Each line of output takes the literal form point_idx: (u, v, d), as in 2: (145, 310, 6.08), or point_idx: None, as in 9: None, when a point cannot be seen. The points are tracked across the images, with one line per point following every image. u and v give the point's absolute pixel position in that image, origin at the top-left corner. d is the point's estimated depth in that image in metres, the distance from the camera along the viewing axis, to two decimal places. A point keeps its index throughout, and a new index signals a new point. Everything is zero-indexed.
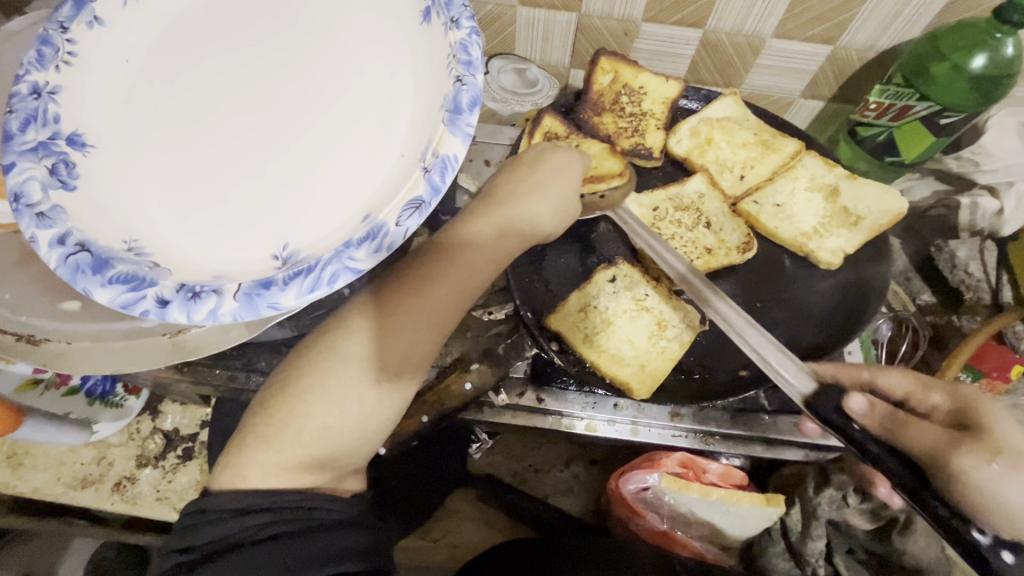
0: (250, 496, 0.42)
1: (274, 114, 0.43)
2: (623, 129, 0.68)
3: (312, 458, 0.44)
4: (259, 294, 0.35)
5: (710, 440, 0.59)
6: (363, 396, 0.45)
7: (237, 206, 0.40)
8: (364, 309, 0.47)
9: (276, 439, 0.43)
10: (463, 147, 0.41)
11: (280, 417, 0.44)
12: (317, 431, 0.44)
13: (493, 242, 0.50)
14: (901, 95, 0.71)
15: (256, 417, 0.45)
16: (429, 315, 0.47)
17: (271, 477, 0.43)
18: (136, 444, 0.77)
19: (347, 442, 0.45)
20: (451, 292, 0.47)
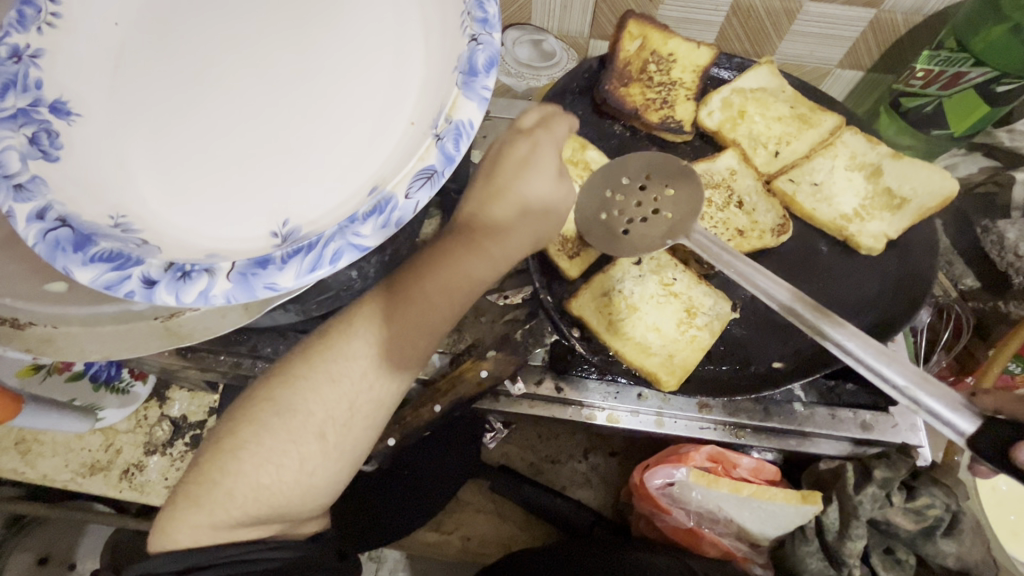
0: (196, 555, 0.43)
1: (273, 81, 0.40)
2: (651, 100, 0.63)
3: (255, 516, 0.45)
4: (255, 274, 0.32)
5: (742, 432, 0.56)
6: (304, 448, 0.45)
7: (233, 182, 0.37)
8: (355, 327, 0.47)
9: (206, 503, 0.44)
10: (478, 113, 0.37)
11: (214, 474, 0.45)
12: (269, 484, 0.45)
13: (436, 293, 0.47)
14: (955, 61, 0.65)
15: (197, 470, 0.46)
16: (379, 362, 0.47)
17: (213, 534, 0.44)
18: (143, 430, 0.75)
19: (289, 497, 0.46)
20: (442, 307, 0.47)
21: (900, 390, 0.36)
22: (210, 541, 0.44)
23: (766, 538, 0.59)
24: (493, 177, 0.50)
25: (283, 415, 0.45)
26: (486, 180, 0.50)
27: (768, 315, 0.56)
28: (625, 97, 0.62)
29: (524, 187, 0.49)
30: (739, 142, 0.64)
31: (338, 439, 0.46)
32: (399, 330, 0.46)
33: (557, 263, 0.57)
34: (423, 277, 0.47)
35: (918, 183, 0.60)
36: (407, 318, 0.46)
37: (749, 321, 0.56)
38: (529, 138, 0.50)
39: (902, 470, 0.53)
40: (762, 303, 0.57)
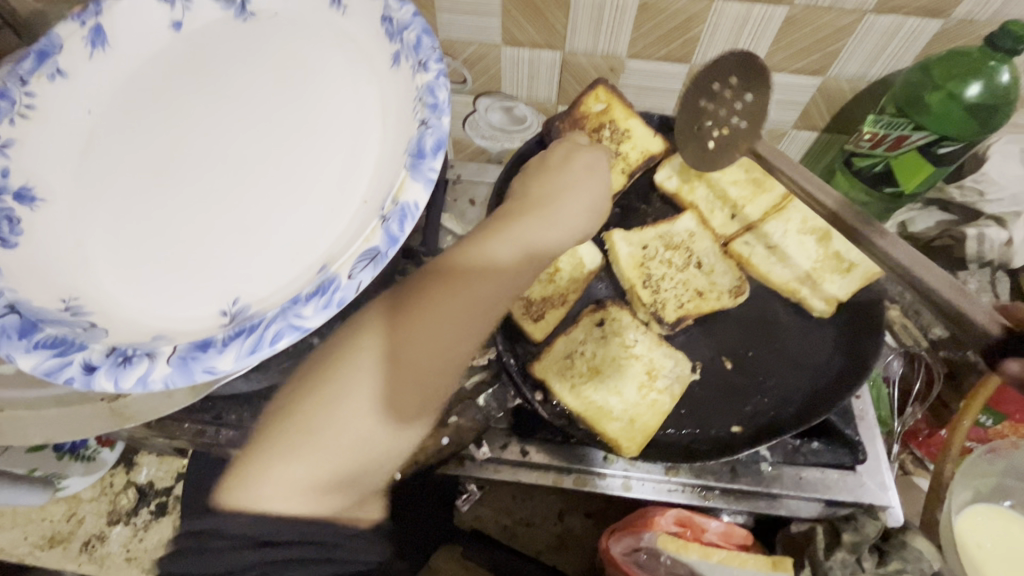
0: (267, 524, 0.38)
1: (237, 163, 0.42)
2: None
3: (339, 478, 0.40)
4: (195, 358, 0.32)
5: (711, 495, 0.55)
6: (388, 405, 0.41)
7: (191, 261, 0.38)
8: (380, 320, 0.43)
9: (288, 463, 0.39)
10: (424, 194, 0.38)
11: (295, 436, 0.40)
12: (352, 442, 0.40)
13: (481, 275, 0.45)
14: (896, 125, 0.69)
15: (266, 431, 0.41)
16: (433, 335, 0.42)
17: (298, 500, 0.39)
18: (108, 498, 0.74)
19: (376, 454, 0.41)
20: (492, 289, 0.45)
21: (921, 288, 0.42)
22: (295, 508, 0.39)
23: None
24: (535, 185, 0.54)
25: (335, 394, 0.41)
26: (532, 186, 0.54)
27: (729, 376, 0.57)
28: None
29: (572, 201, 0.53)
30: (696, 204, 0.66)
31: (426, 389, 0.42)
32: (451, 311, 0.43)
33: (522, 326, 0.58)
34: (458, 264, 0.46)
35: None
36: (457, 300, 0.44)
37: (708, 382, 0.57)
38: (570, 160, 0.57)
39: (870, 532, 0.53)
40: (722, 364, 0.57)
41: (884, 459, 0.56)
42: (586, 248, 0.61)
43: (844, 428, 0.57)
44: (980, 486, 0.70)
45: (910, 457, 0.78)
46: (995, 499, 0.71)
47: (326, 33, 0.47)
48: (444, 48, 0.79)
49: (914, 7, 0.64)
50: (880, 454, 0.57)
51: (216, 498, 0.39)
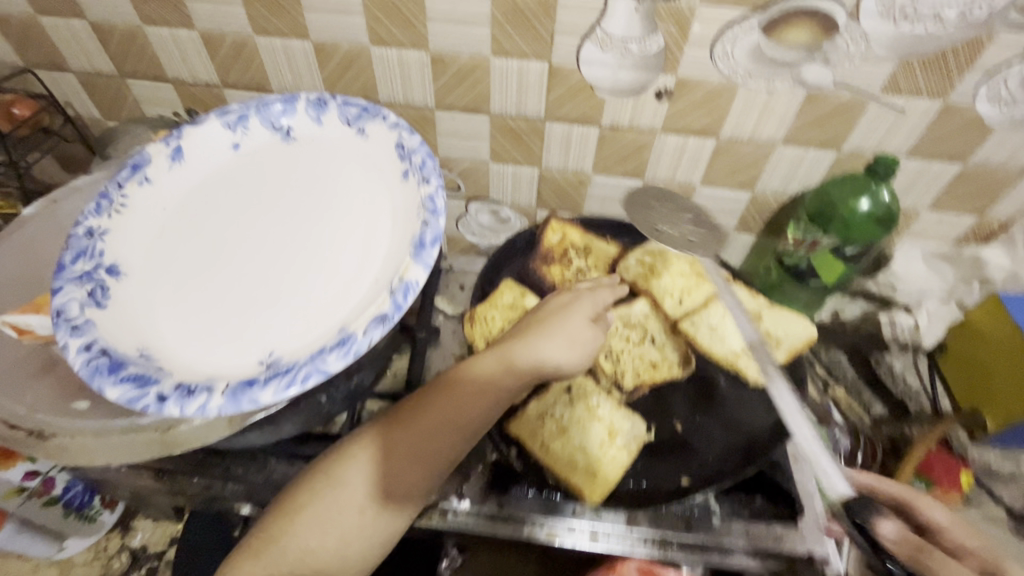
0: None
1: (279, 252, 0.54)
2: (568, 279, 0.78)
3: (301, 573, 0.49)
4: (244, 392, 0.41)
5: (669, 547, 0.61)
6: (356, 519, 0.51)
7: (239, 324, 0.49)
8: (371, 442, 0.55)
9: (262, 555, 0.49)
10: (423, 274, 0.50)
11: (275, 534, 0.50)
12: (318, 546, 0.50)
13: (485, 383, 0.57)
14: (811, 231, 0.86)
15: (264, 524, 0.52)
16: (389, 464, 0.54)
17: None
18: (101, 562, 0.77)
19: (333, 563, 0.50)
20: (446, 432, 0.54)
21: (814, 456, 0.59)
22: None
23: None
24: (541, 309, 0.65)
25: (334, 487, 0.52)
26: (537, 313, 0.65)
27: (680, 437, 0.66)
28: (546, 274, 0.79)
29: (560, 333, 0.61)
30: (649, 292, 0.78)
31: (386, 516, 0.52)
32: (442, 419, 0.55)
33: None
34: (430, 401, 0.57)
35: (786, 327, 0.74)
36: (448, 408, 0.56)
37: (663, 442, 0.65)
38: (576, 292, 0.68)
39: None
40: (675, 426, 0.67)
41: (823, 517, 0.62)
42: None
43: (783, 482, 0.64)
44: None
45: None
46: None
47: (353, 155, 0.62)
48: (441, 163, 0.97)
49: (810, 141, 0.82)
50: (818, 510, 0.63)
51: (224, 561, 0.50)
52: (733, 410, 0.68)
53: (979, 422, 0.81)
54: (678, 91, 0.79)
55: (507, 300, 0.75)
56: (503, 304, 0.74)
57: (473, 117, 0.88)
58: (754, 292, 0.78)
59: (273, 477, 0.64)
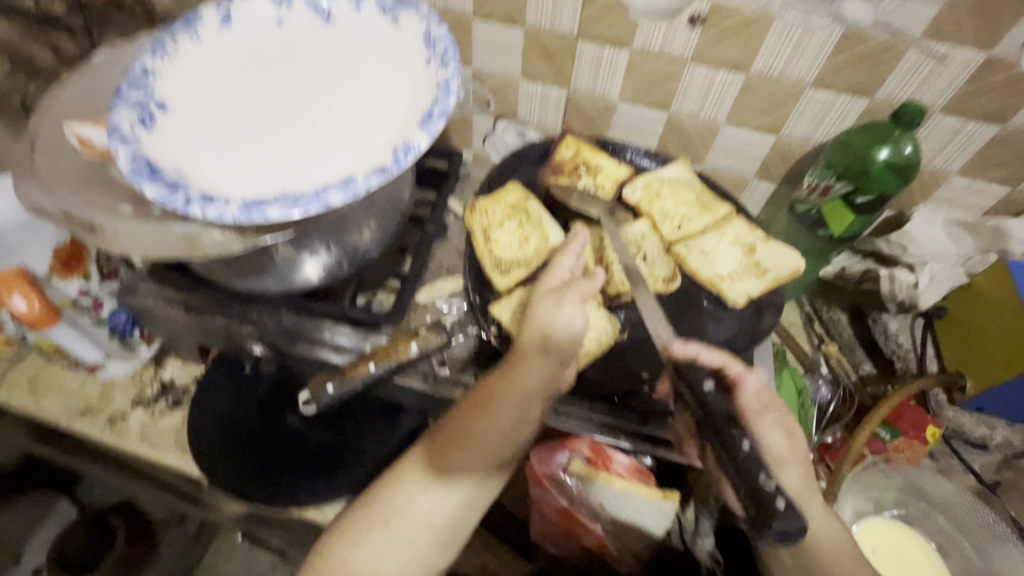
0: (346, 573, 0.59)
1: (306, 116, 0.60)
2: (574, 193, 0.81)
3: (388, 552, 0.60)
4: (257, 207, 0.48)
5: (621, 436, 0.65)
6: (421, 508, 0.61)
7: (259, 165, 0.55)
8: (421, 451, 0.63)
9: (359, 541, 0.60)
10: (426, 140, 0.55)
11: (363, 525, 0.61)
12: (397, 530, 0.60)
13: (497, 380, 0.61)
14: (825, 176, 0.84)
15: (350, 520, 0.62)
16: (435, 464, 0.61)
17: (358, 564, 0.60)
18: (136, 386, 0.89)
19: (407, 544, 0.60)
20: (480, 429, 0.60)
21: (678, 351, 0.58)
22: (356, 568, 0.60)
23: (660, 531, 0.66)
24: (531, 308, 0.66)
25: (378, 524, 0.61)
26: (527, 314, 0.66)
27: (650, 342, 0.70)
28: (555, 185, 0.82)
29: (558, 319, 0.62)
30: (652, 213, 0.80)
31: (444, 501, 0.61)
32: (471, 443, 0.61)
33: (492, 277, 0.75)
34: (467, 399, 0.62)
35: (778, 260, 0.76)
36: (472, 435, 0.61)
37: (631, 343, 0.70)
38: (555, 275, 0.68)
39: None
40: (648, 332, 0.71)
41: None
42: (553, 229, 0.78)
43: None
44: (881, 499, 0.81)
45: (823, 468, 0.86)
46: (889, 512, 0.81)
47: (382, 38, 0.66)
48: (474, 75, 0.99)
49: (843, 86, 0.81)
50: None
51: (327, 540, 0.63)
52: (707, 328, 0.72)
53: (960, 384, 0.80)
54: (712, 17, 0.79)
55: (512, 202, 0.80)
56: (507, 204, 0.79)
57: (508, 30, 0.90)
58: (755, 228, 0.80)
59: (283, 324, 0.73)
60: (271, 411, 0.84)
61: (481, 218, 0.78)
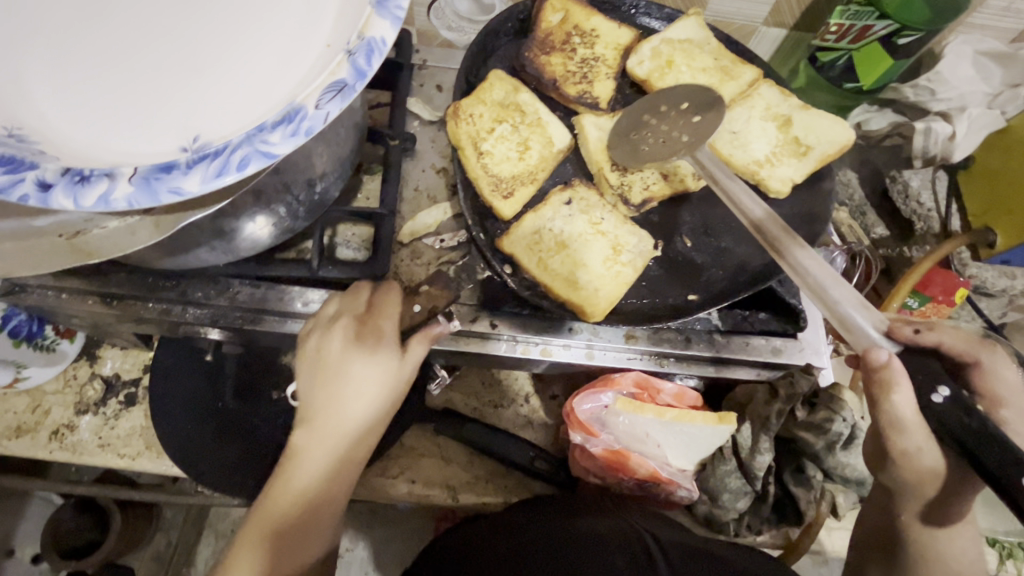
0: None
1: (193, 3, 0.39)
2: (571, 73, 0.67)
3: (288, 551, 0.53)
4: (160, 179, 0.30)
5: (665, 360, 0.60)
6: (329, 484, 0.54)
7: (145, 103, 0.36)
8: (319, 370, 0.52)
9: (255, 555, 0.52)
10: (392, 31, 0.37)
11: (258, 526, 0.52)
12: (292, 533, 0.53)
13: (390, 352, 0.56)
14: (863, 14, 0.67)
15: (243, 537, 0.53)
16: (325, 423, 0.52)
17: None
18: (73, 390, 0.73)
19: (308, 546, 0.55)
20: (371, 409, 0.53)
21: (835, 312, 0.44)
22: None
23: (693, 464, 0.64)
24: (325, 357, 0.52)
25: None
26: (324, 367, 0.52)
27: (688, 254, 0.62)
28: (546, 66, 0.67)
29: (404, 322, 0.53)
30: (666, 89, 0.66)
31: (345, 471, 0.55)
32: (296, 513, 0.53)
33: (493, 204, 0.62)
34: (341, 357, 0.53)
35: (821, 132, 0.65)
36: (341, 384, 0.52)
37: (666, 263, 0.62)
38: (354, 312, 0.54)
39: (803, 388, 0.58)
40: (681, 243, 0.62)
41: (821, 329, 0.62)
42: (555, 128, 0.65)
43: (791, 299, 0.60)
44: None
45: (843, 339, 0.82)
46: None
47: None
48: None
49: None
50: (817, 325, 0.62)
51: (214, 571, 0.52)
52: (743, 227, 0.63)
53: (989, 240, 0.76)
54: None
55: (498, 98, 0.66)
56: (493, 101, 0.66)
57: None
58: (786, 93, 0.68)
59: (239, 300, 0.58)
60: (250, 393, 0.71)
61: (467, 125, 0.64)
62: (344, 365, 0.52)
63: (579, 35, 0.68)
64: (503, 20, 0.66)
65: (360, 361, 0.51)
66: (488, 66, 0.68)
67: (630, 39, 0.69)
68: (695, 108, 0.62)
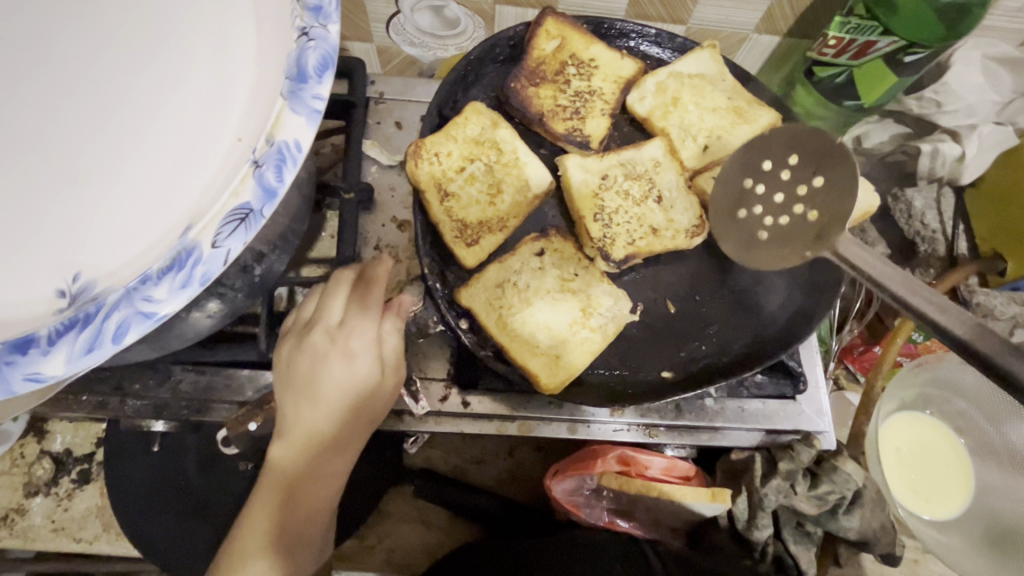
0: None
1: (61, 94, 0.31)
2: (561, 108, 0.59)
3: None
4: (10, 363, 0.25)
5: (655, 431, 0.55)
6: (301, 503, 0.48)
7: (14, 234, 0.30)
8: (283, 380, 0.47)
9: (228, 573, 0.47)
10: (309, 131, 0.31)
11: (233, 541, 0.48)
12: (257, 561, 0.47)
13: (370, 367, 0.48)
14: (865, 29, 0.60)
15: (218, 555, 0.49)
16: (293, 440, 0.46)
17: None
18: (22, 470, 0.68)
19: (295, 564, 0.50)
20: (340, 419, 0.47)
21: None
22: None
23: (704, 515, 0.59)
24: (291, 368, 0.46)
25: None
26: (294, 383, 0.46)
27: (669, 319, 0.55)
28: (534, 98, 0.58)
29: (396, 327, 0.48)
30: (667, 131, 0.62)
31: (320, 485, 0.49)
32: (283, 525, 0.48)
33: (454, 251, 0.55)
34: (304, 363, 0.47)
35: None
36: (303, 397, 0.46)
37: (645, 325, 0.56)
38: (321, 314, 0.48)
39: (804, 460, 0.55)
40: (665, 307, 0.56)
41: (825, 393, 0.57)
42: (534, 169, 0.57)
43: (790, 360, 0.56)
44: (903, 396, 0.75)
45: (844, 372, 0.81)
46: (917, 409, 0.76)
47: None
48: None
49: None
50: (821, 384, 0.57)
51: None
52: (735, 280, 0.57)
53: (998, 268, 0.72)
54: None
55: (473, 134, 0.57)
56: (467, 137, 0.57)
57: None
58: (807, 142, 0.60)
59: (182, 391, 0.52)
60: (209, 468, 0.65)
61: (428, 163, 0.55)
62: (318, 380, 0.46)
63: (574, 67, 0.60)
64: (490, 46, 0.58)
65: (332, 373, 0.46)
66: (469, 95, 0.59)
67: (634, 71, 0.61)
68: (808, 167, 0.47)
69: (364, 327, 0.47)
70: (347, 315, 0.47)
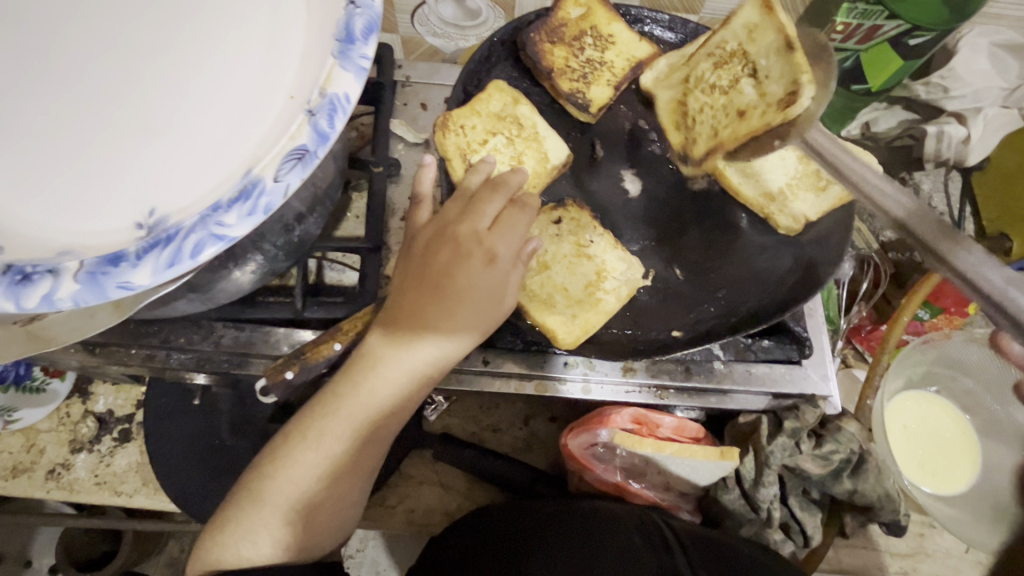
0: (263, 513, 0.49)
1: (125, 50, 0.34)
2: (571, 69, 0.62)
3: (329, 470, 0.49)
4: (105, 273, 0.32)
5: (665, 393, 0.58)
6: (379, 408, 0.50)
7: (98, 172, 0.33)
8: (408, 274, 0.50)
9: (290, 458, 0.49)
10: (357, 84, 0.34)
11: (300, 430, 0.50)
12: (321, 452, 0.49)
13: (481, 287, 0.48)
14: (871, 14, 0.62)
15: (279, 443, 0.51)
16: (399, 333, 0.48)
17: (280, 498, 0.49)
18: (67, 429, 0.72)
19: (350, 476, 0.51)
20: (445, 326, 0.48)
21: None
22: (270, 498, 0.49)
23: (712, 478, 0.61)
24: (428, 258, 0.49)
25: (264, 504, 0.49)
26: (429, 273, 0.49)
27: (679, 285, 0.59)
28: (547, 55, 0.62)
29: (507, 239, 0.50)
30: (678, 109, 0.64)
31: (401, 397, 0.50)
32: (359, 427, 0.50)
33: None
34: (432, 261, 0.49)
35: None
36: (422, 291, 0.48)
37: (656, 290, 0.59)
38: (468, 214, 0.51)
39: (809, 419, 0.58)
40: (674, 275, 0.60)
41: (830, 356, 0.59)
42: (553, 143, 0.60)
43: (795, 325, 0.59)
44: (911, 373, 0.74)
45: (851, 351, 0.83)
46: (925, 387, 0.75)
47: None
48: None
49: None
50: (825, 349, 0.59)
51: (248, 474, 0.51)
52: (741, 253, 0.61)
53: (1004, 246, 0.72)
54: None
55: (495, 110, 0.61)
56: (489, 112, 0.61)
57: None
58: None
59: (223, 344, 0.56)
60: (243, 428, 0.69)
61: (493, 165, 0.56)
62: (455, 277, 0.48)
63: (590, 42, 0.64)
64: (512, 30, 0.63)
65: (466, 273, 0.48)
66: (492, 75, 0.64)
67: (649, 53, 0.64)
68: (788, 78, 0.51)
69: (507, 243, 0.50)
70: (494, 224, 0.51)
